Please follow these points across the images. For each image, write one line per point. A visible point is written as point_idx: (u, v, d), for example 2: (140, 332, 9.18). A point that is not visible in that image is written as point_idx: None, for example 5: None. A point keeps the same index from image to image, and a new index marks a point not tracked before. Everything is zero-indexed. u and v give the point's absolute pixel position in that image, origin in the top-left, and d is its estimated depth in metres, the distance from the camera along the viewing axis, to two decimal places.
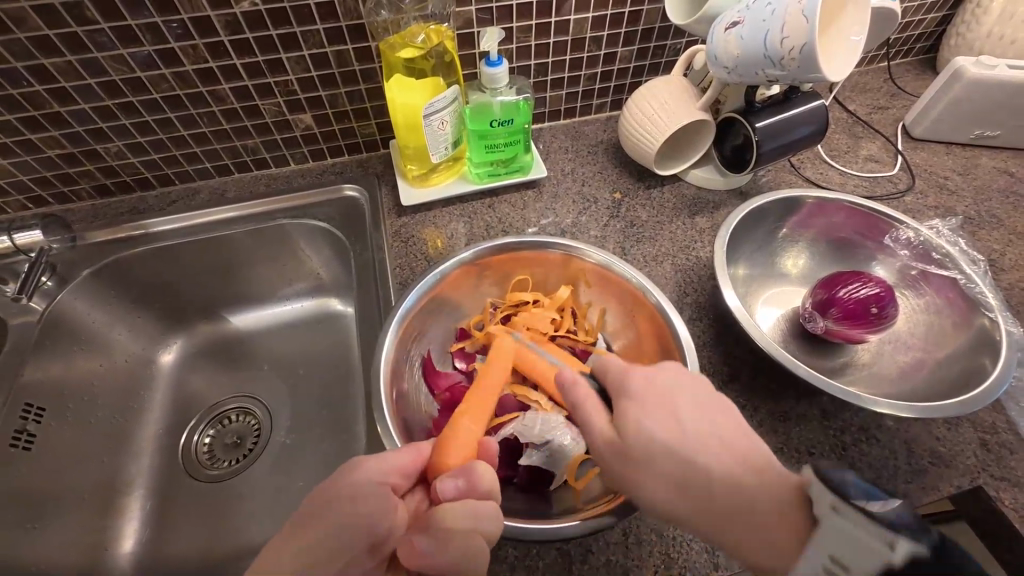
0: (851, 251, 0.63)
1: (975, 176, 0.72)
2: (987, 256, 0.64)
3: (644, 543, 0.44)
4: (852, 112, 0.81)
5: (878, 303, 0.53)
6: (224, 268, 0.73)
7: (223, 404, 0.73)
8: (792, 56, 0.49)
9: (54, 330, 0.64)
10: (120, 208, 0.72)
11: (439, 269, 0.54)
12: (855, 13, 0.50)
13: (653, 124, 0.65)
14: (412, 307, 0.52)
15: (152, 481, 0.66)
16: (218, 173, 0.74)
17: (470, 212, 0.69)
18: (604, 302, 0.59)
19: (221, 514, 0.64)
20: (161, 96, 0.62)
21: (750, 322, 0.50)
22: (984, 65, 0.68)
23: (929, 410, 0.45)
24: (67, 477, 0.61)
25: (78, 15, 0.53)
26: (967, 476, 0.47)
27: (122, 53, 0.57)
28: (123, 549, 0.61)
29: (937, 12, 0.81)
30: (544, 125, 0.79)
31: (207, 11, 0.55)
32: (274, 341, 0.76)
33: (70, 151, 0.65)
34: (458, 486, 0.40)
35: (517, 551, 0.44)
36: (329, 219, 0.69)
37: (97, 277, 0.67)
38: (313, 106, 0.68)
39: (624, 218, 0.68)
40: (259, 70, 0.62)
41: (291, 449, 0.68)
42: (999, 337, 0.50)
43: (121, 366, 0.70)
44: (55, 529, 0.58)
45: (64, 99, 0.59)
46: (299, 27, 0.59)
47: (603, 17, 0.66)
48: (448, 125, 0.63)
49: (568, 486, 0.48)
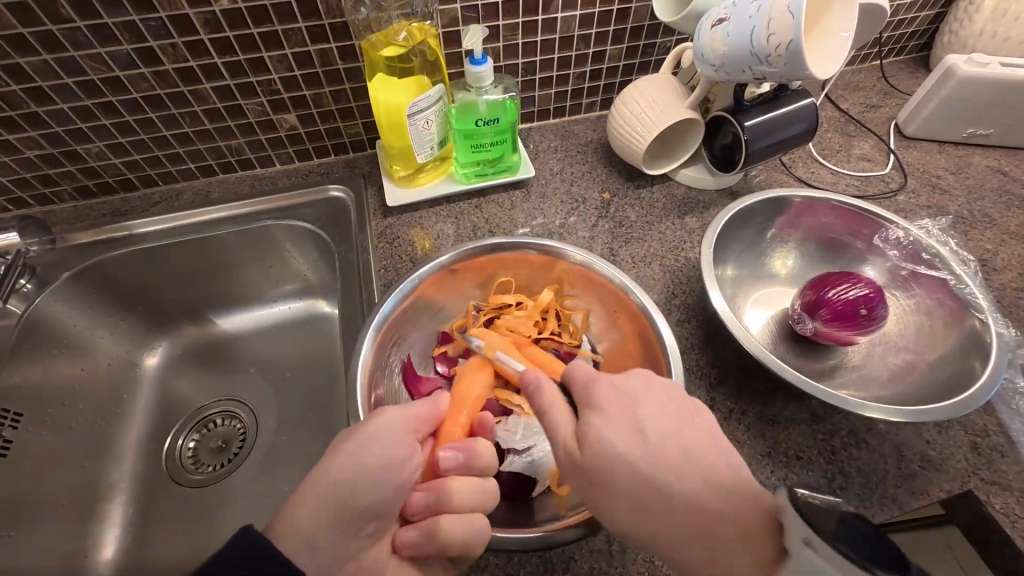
0: (841, 251, 0.63)
1: (968, 175, 0.72)
2: (980, 256, 0.63)
3: (628, 550, 0.43)
4: (845, 111, 0.80)
5: (868, 303, 0.52)
6: (209, 271, 0.72)
7: (208, 408, 0.72)
8: (778, 53, 0.48)
9: (34, 333, 0.63)
10: (103, 209, 0.71)
11: (418, 272, 0.53)
12: (842, 10, 0.49)
13: (640, 123, 0.64)
14: (390, 312, 0.52)
15: (135, 488, 0.65)
16: (202, 174, 0.72)
17: (457, 212, 0.68)
18: (588, 304, 0.58)
19: (203, 521, 0.63)
20: (141, 96, 0.61)
21: (736, 323, 0.50)
22: (976, 64, 0.68)
23: (919, 414, 0.44)
24: (46, 484, 0.60)
25: (53, 13, 0.52)
26: (957, 480, 0.47)
27: (100, 53, 0.56)
28: (104, 556, 0.61)
29: (930, 10, 0.80)
30: (533, 124, 0.78)
31: (185, 9, 0.54)
32: (258, 344, 0.75)
33: (50, 152, 0.64)
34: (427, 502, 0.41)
35: (498, 559, 0.43)
36: (315, 220, 0.68)
37: (78, 281, 0.66)
38: (297, 105, 0.67)
39: (612, 219, 0.67)
40: (240, 69, 0.61)
41: (276, 452, 0.67)
42: (989, 338, 0.49)
43: (103, 370, 0.69)
44: (34, 537, 0.57)
45: (41, 99, 0.58)
46: (280, 26, 0.58)
47: (591, 15, 0.65)
48: (433, 125, 0.62)
49: (551, 493, 0.47)
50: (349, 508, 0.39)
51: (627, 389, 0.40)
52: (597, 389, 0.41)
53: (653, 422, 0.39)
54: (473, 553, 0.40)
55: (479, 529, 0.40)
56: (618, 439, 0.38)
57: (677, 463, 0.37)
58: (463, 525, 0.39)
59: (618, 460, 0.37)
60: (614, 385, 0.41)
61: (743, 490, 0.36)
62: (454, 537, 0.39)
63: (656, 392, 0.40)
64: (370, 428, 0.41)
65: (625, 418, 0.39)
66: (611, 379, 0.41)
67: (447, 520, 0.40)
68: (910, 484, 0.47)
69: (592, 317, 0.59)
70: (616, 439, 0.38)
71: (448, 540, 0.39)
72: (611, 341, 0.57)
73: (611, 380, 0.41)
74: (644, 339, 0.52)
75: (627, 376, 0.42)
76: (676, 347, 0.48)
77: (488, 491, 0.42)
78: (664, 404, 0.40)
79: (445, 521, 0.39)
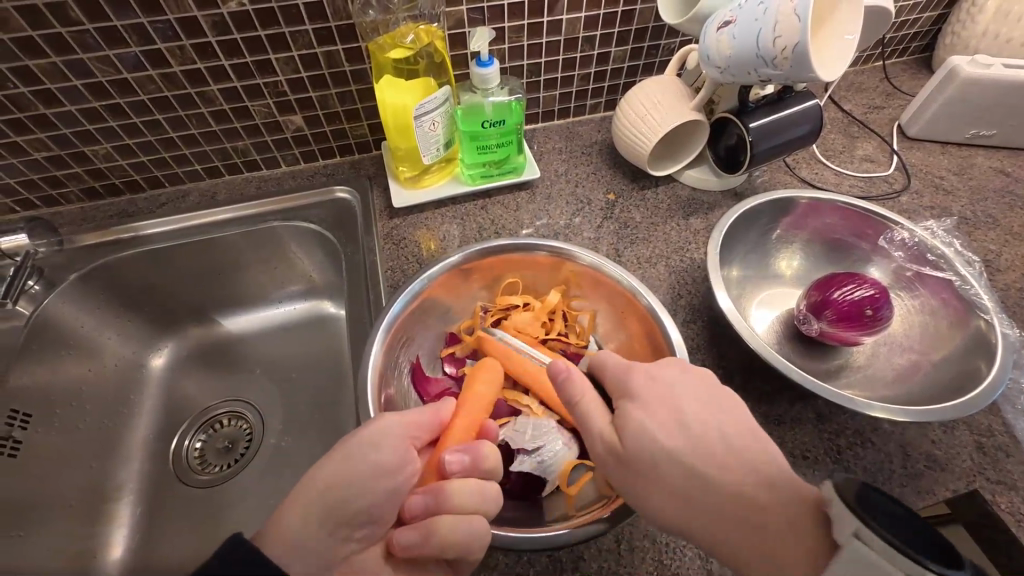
0: (845, 252, 0.63)
1: (971, 176, 0.72)
2: (983, 256, 0.63)
3: (637, 550, 0.44)
4: (848, 112, 0.81)
5: (873, 304, 0.52)
6: (215, 272, 0.72)
7: (214, 409, 0.72)
8: (784, 56, 0.48)
9: (42, 334, 0.63)
10: (110, 210, 0.71)
11: (427, 273, 0.54)
12: (849, 12, 0.49)
13: (644, 124, 0.64)
14: (400, 312, 0.52)
15: (142, 487, 0.66)
16: (209, 175, 0.73)
17: (463, 213, 0.69)
18: (595, 305, 0.58)
19: (211, 521, 0.63)
20: (149, 98, 0.61)
21: (742, 322, 0.50)
22: (980, 65, 0.68)
23: (925, 414, 0.44)
24: (54, 484, 0.60)
25: (63, 16, 0.52)
26: (962, 479, 0.47)
27: (109, 55, 0.56)
28: (112, 556, 0.61)
29: (932, 11, 0.81)
30: (537, 125, 0.79)
31: (194, 11, 0.54)
32: (265, 345, 0.75)
33: (58, 154, 0.64)
34: (426, 503, 0.41)
35: (507, 558, 0.44)
36: (321, 221, 0.69)
37: (85, 282, 0.66)
38: (303, 107, 0.67)
39: (617, 219, 0.67)
40: (248, 70, 0.61)
41: (283, 452, 0.67)
42: (995, 338, 0.49)
43: (110, 370, 0.69)
44: (43, 536, 0.58)
45: (49, 101, 0.59)
46: (288, 27, 0.58)
47: (596, 17, 0.66)
48: (439, 126, 0.62)
49: (560, 492, 0.47)
50: (350, 511, 0.40)
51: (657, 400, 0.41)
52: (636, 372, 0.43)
53: (689, 407, 0.40)
54: (470, 557, 0.40)
55: (478, 532, 0.40)
56: (656, 423, 0.40)
57: (716, 449, 0.38)
58: (466, 526, 0.40)
59: (657, 444, 0.39)
60: (649, 375, 0.43)
61: (785, 478, 0.36)
62: (454, 540, 0.39)
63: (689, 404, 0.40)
64: (376, 429, 0.42)
65: (662, 404, 0.41)
66: (647, 369, 0.43)
67: (446, 521, 0.39)
68: (916, 483, 0.47)
69: (599, 318, 0.59)
70: (655, 426, 0.40)
71: (446, 541, 0.39)
72: (619, 342, 0.58)
73: (646, 368, 0.43)
74: (651, 340, 0.52)
75: (659, 364, 0.44)
76: (683, 348, 0.48)
77: (489, 493, 0.42)
78: (697, 389, 0.42)
79: (444, 521, 0.39)
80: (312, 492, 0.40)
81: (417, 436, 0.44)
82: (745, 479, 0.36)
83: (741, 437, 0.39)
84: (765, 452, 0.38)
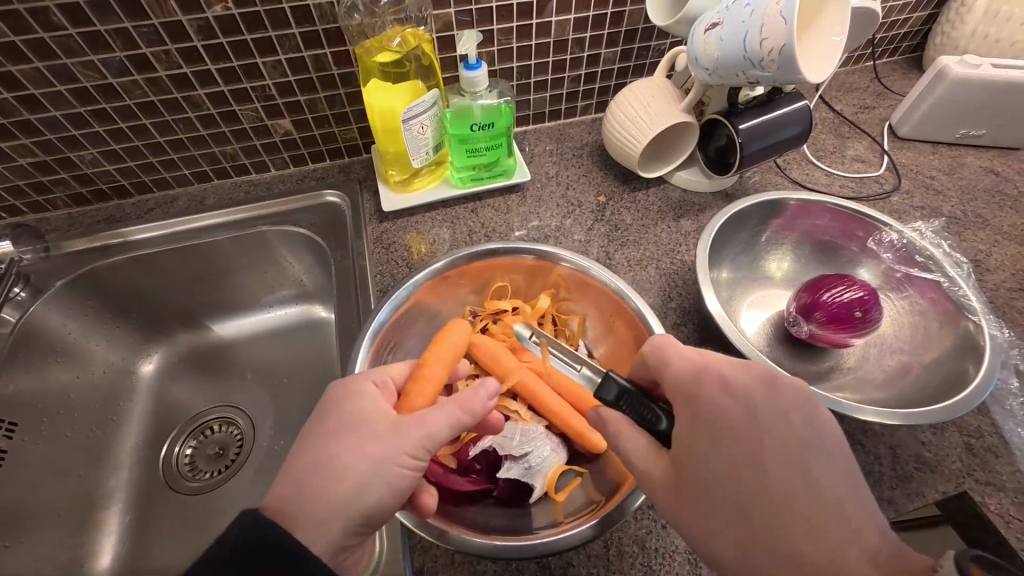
0: (835, 253, 0.63)
1: (961, 175, 0.72)
2: (972, 256, 0.63)
3: (626, 555, 0.44)
4: (839, 112, 0.81)
5: (862, 306, 0.52)
6: (206, 278, 0.72)
7: (204, 415, 0.72)
8: (771, 57, 0.48)
9: (29, 341, 0.63)
10: (98, 216, 0.70)
11: (413, 280, 0.53)
12: (835, 13, 0.49)
13: (634, 126, 0.64)
14: (387, 319, 0.51)
15: (132, 495, 0.65)
16: (198, 180, 0.72)
17: (453, 216, 0.68)
18: (584, 308, 0.58)
19: (201, 527, 0.63)
20: (134, 102, 0.61)
21: (730, 325, 0.50)
22: (968, 65, 0.68)
23: (914, 416, 0.44)
24: (42, 493, 0.60)
25: (45, 21, 0.51)
26: (952, 481, 0.47)
27: (93, 60, 0.56)
28: (100, 565, 0.60)
29: (922, 11, 0.81)
30: (528, 127, 0.78)
31: (178, 15, 0.54)
32: (255, 349, 0.75)
33: (43, 159, 0.63)
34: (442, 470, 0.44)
35: (496, 565, 0.43)
36: (311, 226, 0.68)
37: (72, 288, 0.66)
38: (292, 110, 0.67)
39: (608, 221, 0.67)
40: (234, 75, 0.61)
41: (273, 458, 0.67)
42: (982, 340, 0.49)
43: (99, 377, 0.68)
44: (30, 546, 0.57)
45: (33, 106, 0.58)
46: (274, 32, 0.58)
47: (585, 18, 0.65)
48: (428, 130, 0.61)
49: (548, 498, 0.47)
50: None
51: (726, 402, 0.37)
52: (701, 382, 0.39)
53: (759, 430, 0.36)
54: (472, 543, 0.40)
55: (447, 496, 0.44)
56: (718, 444, 0.36)
57: (785, 491, 0.33)
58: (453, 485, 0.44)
59: (715, 476, 0.35)
60: (707, 407, 0.37)
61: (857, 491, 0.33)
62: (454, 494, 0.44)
63: (758, 404, 0.37)
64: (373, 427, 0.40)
65: (730, 417, 0.37)
66: (721, 374, 0.39)
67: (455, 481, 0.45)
68: (906, 485, 0.47)
69: (588, 322, 0.59)
70: (721, 452, 0.35)
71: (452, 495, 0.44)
72: (608, 346, 0.58)
73: (720, 373, 0.39)
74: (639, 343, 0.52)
75: (736, 369, 0.39)
76: None
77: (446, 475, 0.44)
78: (775, 404, 0.36)
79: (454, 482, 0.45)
80: (277, 493, 0.37)
81: (386, 374, 0.45)
82: (805, 525, 0.32)
83: (816, 474, 0.34)
84: (861, 500, 0.33)
